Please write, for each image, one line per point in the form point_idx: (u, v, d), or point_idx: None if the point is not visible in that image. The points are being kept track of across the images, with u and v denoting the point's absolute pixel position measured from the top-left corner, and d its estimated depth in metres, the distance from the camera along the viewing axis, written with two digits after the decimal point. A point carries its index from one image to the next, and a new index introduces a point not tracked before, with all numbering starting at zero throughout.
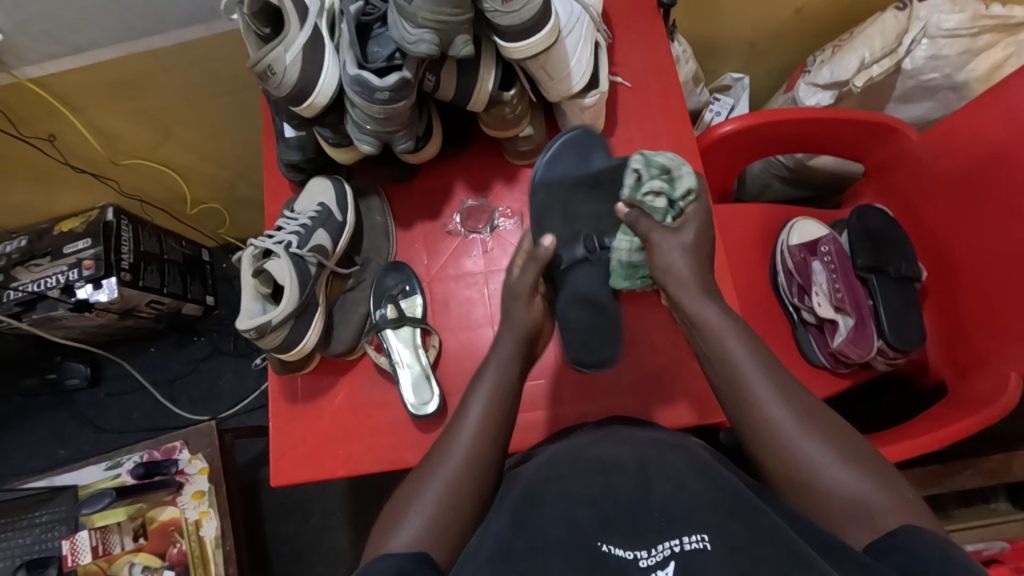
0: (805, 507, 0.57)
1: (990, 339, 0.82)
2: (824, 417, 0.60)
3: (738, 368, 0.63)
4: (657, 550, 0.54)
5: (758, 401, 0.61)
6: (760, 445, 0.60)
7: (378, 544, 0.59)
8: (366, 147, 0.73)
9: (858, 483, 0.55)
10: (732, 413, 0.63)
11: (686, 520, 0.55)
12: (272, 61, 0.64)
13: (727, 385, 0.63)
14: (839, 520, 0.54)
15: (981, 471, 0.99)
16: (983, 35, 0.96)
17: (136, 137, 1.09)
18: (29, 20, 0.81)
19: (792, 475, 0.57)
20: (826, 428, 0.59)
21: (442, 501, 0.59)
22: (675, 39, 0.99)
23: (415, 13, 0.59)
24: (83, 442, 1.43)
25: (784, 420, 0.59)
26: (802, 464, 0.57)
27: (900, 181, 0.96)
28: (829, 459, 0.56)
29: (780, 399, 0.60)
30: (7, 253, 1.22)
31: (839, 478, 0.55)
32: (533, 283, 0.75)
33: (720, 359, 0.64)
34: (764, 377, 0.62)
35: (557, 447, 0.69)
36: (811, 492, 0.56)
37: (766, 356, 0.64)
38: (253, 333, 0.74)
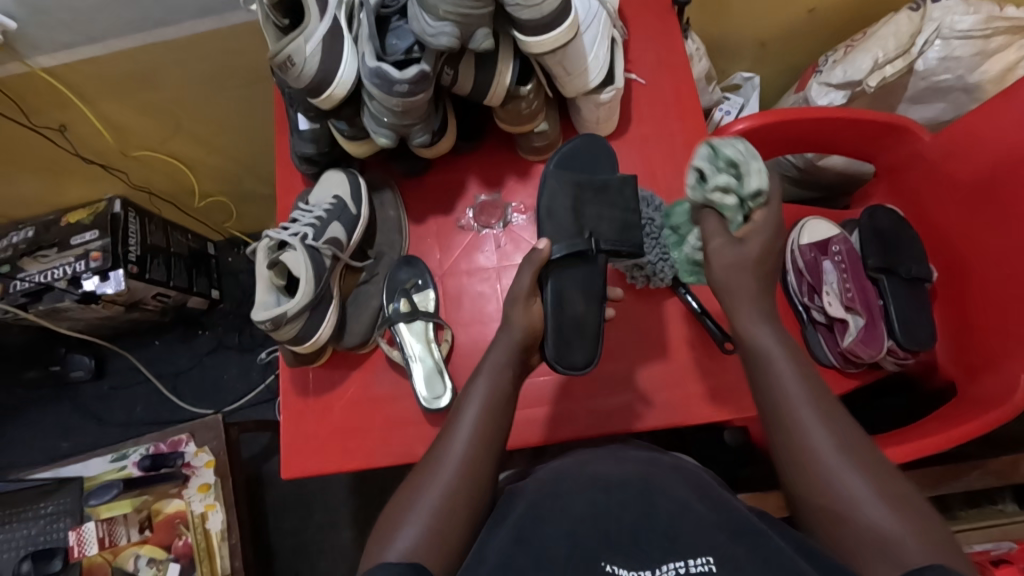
0: (829, 539, 0.53)
1: (1004, 342, 0.81)
2: (867, 452, 0.56)
3: (787, 396, 0.60)
4: (661, 571, 0.51)
5: (801, 432, 0.58)
6: (798, 477, 0.57)
7: (380, 541, 0.57)
8: (383, 140, 0.73)
9: (890, 521, 0.51)
10: (774, 445, 0.60)
11: (691, 542, 0.53)
12: (291, 52, 0.64)
13: (771, 413, 0.60)
14: (861, 557, 0.51)
15: (988, 473, 0.99)
16: (995, 37, 0.96)
17: (146, 128, 1.08)
18: (44, 9, 0.81)
19: (825, 503, 0.54)
20: (869, 463, 0.55)
21: (444, 498, 0.59)
22: (688, 37, 0.99)
23: (437, 6, 0.59)
24: (86, 435, 1.42)
25: (825, 451, 0.56)
26: (835, 497, 0.54)
27: (913, 183, 0.96)
28: (864, 494, 0.53)
29: (825, 428, 0.57)
30: (13, 244, 1.22)
31: (871, 515, 0.52)
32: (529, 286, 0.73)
33: (766, 387, 0.62)
34: (811, 408, 0.58)
35: (563, 465, 0.68)
36: (840, 521, 0.53)
37: (816, 389, 0.60)
38: (269, 325, 0.74)
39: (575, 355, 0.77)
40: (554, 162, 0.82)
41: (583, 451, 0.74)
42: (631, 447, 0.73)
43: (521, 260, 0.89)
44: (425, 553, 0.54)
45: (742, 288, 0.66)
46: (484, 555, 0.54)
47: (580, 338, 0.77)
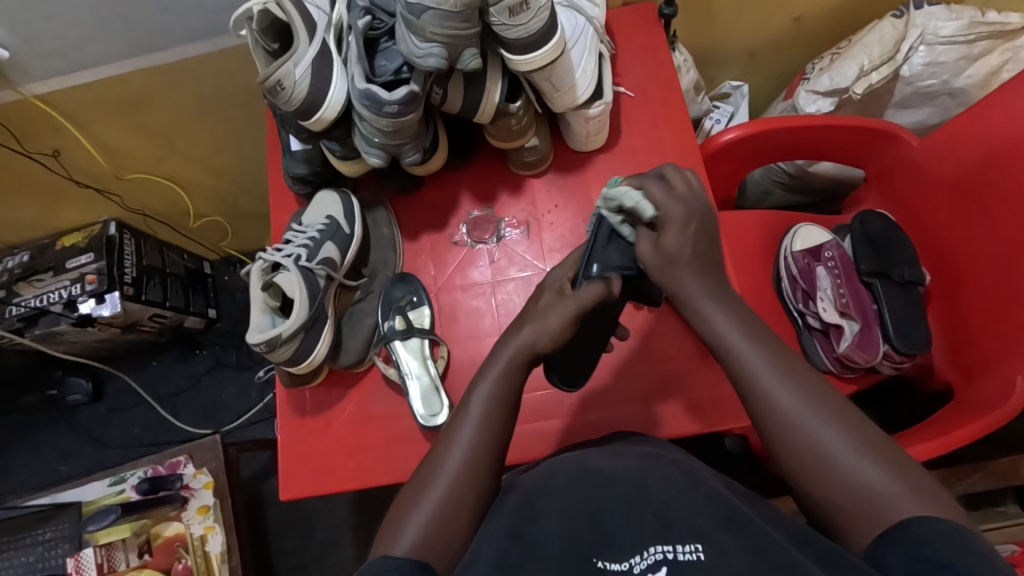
0: (820, 500, 0.55)
1: (998, 344, 0.81)
2: (841, 404, 0.57)
3: (748, 362, 0.61)
4: (647, 554, 0.52)
5: (768, 396, 0.58)
6: (775, 441, 0.58)
7: (380, 546, 0.58)
8: (374, 160, 0.74)
9: (874, 473, 0.52)
10: (746, 411, 0.61)
11: (680, 530, 0.53)
12: (281, 76, 0.65)
13: (738, 381, 0.61)
14: (848, 515, 0.52)
15: (986, 475, 1.00)
16: (979, 43, 0.97)
17: (139, 151, 1.09)
18: (36, 37, 0.82)
19: (811, 467, 0.55)
20: (845, 415, 0.56)
21: (442, 503, 0.59)
22: (676, 48, 1.00)
23: (424, 28, 0.59)
24: (84, 458, 1.42)
25: (797, 412, 0.57)
26: (816, 455, 0.55)
27: (902, 188, 0.97)
28: (845, 448, 0.54)
29: (792, 389, 0.58)
30: (9, 268, 1.22)
31: (856, 473, 0.53)
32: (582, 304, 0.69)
33: (729, 358, 0.63)
34: (776, 371, 0.59)
35: (558, 461, 0.68)
36: (829, 481, 0.54)
37: (782, 353, 0.61)
38: (264, 346, 0.75)
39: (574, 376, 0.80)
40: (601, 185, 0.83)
41: (591, 446, 0.73)
42: (631, 441, 0.72)
43: (516, 274, 0.90)
44: (426, 555, 0.55)
45: (681, 275, 0.68)
46: (479, 553, 0.54)
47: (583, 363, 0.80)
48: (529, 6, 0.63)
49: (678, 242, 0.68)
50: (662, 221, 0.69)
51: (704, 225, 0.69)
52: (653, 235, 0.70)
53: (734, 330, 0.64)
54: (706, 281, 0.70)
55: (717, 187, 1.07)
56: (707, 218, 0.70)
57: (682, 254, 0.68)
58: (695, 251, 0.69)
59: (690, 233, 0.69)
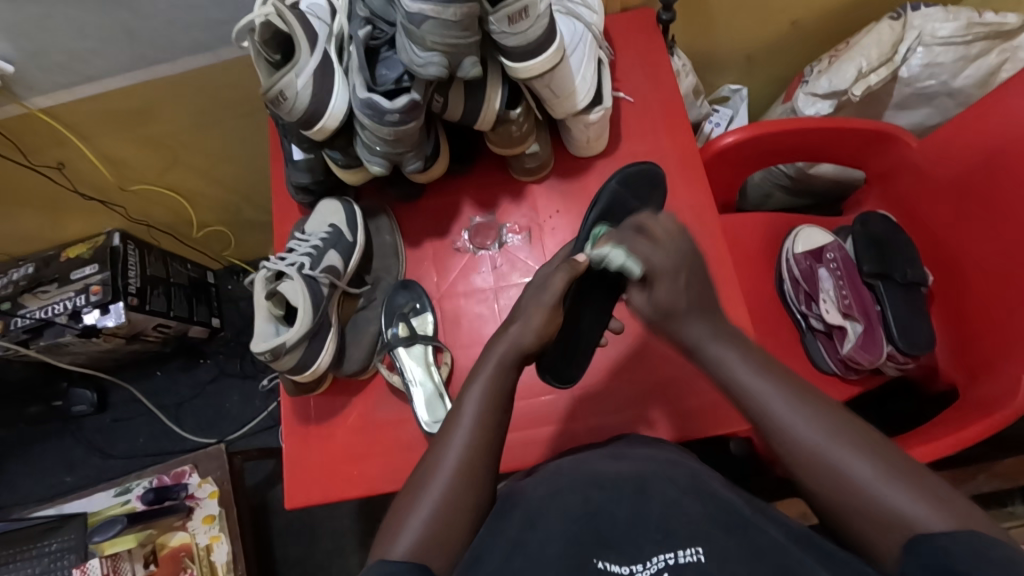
0: (858, 533, 0.53)
1: (1002, 343, 0.81)
2: (858, 428, 0.57)
3: (759, 395, 0.61)
4: (651, 562, 0.53)
5: (787, 430, 0.58)
6: (804, 476, 0.57)
7: (379, 548, 0.58)
8: (376, 168, 0.74)
9: (898, 494, 0.52)
10: (765, 442, 0.61)
11: (682, 533, 0.54)
12: (283, 86, 0.65)
13: (755, 418, 0.61)
14: (880, 542, 0.52)
15: (993, 476, 1.00)
16: (976, 43, 0.98)
17: (143, 162, 1.10)
18: (41, 51, 0.83)
19: (844, 500, 0.54)
20: (862, 437, 0.56)
21: (442, 504, 0.60)
22: (675, 54, 1.00)
23: (424, 37, 0.60)
24: (89, 468, 1.42)
25: (822, 445, 0.56)
26: (838, 480, 0.55)
27: (903, 189, 0.97)
28: (866, 474, 0.54)
29: (811, 422, 0.58)
30: (14, 280, 1.23)
31: (890, 501, 0.52)
32: (556, 293, 0.72)
33: (742, 390, 0.63)
34: (789, 401, 0.60)
35: (559, 465, 0.68)
36: (863, 513, 0.53)
37: (791, 381, 0.62)
38: (268, 355, 0.75)
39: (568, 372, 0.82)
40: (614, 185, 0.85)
41: (594, 448, 0.73)
42: (634, 443, 0.72)
43: (518, 280, 0.90)
44: (424, 556, 0.55)
45: (680, 324, 0.68)
46: (478, 555, 0.54)
47: (580, 357, 0.82)
48: (528, 14, 0.64)
49: (671, 295, 0.68)
50: (652, 276, 0.70)
51: (695, 275, 0.70)
52: (647, 292, 0.70)
53: (741, 362, 0.64)
54: (710, 300, 0.70)
55: (718, 191, 1.07)
56: (695, 264, 0.71)
57: (676, 307, 0.68)
58: (690, 299, 0.69)
59: (682, 285, 0.69)
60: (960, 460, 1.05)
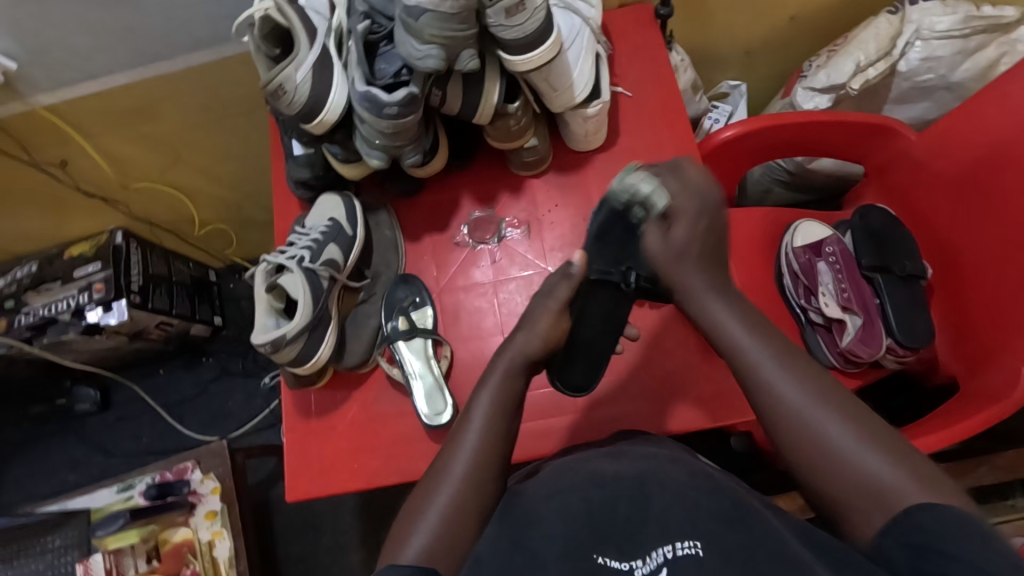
0: (827, 490, 0.55)
1: (1001, 335, 0.81)
2: (845, 399, 0.58)
3: (752, 357, 0.63)
4: (651, 557, 0.53)
5: (769, 389, 0.61)
6: (780, 434, 0.59)
7: (390, 554, 0.59)
8: (375, 162, 0.74)
9: (874, 462, 0.54)
10: (751, 405, 0.63)
11: (679, 526, 0.54)
12: (282, 80, 0.66)
13: (742, 376, 0.63)
14: (849, 503, 0.54)
15: (995, 469, 1.00)
16: (975, 37, 0.98)
17: (145, 160, 1.10)
18: (43, 49, 0.84)
19: (817, 458, 0.56)
20: (847, 408, 0.58)
21: (446, 506, 0.61)
22: (673, 49, 1.00)
23: (421, 30, 0.60)
24: (92, 466, 1.43)
25: (801, 405, 0.58)
26: (818, 445, 0.56)
27: (903, 182, 0.97)
28: (841, 436, 0.56)
29: (794, 382, 0.60)
30: (18, 279, 1.24)
31: (863, 464, 0.54)
32: (560, 299, 0.76)
33: (735, 355, 0.64)
34: (780, 367, 0.61)
35: (561, 462, 0.68)
36: (834, 471, 0.55)
37: (784, 350, 0.63)
38: (268, 348, 0.76)
39: (575, 376, 0.83)
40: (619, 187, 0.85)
41: (595, 446, 0.73)
42: (634, 441, 0.72)
43: (517, 274, 0.90)
44: (436, 559, 0.57)
45: (685, 270, 0.71)
46: (484, 553, 0.55)
47: (587, 362, 0.83)
48: (525, 7, 0.64)
49: (687, 236, 0.71)
50: (672, 213, 0.72)
51: (713, 222, 0.72)
52: (663, 228, 0.72)
53: (740, 328, 0.65)
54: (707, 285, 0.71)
55: (716, 187, 1.08)
56: (716, 216, 0.72)
57: (688, 247, 0.71)
58: (702, 249, 0.71)
59: (700, 227, 0.71)
60: (962, 453, 1.05)
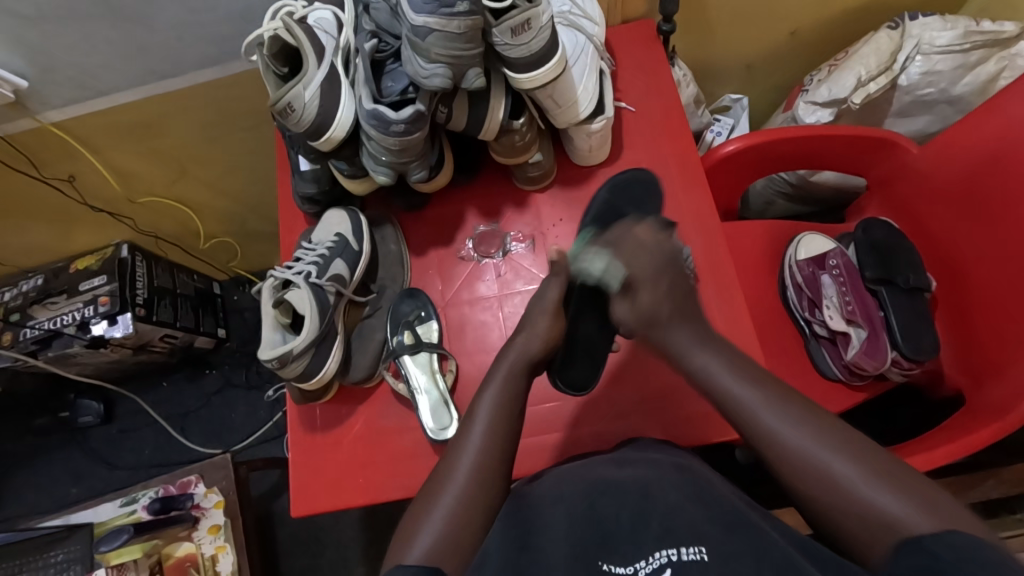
0: (845, 527, 0.55)
1: (1007, 348, 0.81)
2: (845, 434, 0.59)
3: (747, 406, 0.63)
4: (653, 558, 0.53)
5: (771, 435, 0.61)
6: (790, 479, 0.59)
7: (391, 557, 0.59)
8: (382, 178, 0.75)
9: (884, 496, 0.53)
10: (754, 450, 0.63)
11: (683, 532, 0.54)
12: (291, 99, 0.67)
13: (742, 424, 0.64)
14: (868, 538, 0.53)
15: (1002, 482, 0.99)
16: (975, 51, 0.99)
17: (152, 175, 1.11)
18: (54, 67, 0.85)
19: (833, 500, 0.56)
20: (849, 444, 0.58)
21: (449, 515, 0.60)
22: (674, 64, 1.01)
23: (429, 50, 0.61)
24: (95, 479, 1.43)
25: (804, 449, 0.59)
26: (825, 483, 0.57)
27: (905, 196, 0.98)
28: (851, 474, 0.56)
29: (794, 425, 0.60)
30: (24, 292, 1.24)
31: (874, 500, 0.54)
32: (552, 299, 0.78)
33: (729, 403, 0.65)
34: (774, 410, 0.62)
35: (564, 470, 0.68)
36: (849, 510, 0.55)
37: (779, 391, 0.64)
38: (276, 362, 0.76)
39: (578, 375, 0.82)
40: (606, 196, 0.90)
41: (599, 454, 0.73)
42: (636, 449, 0.71)
43: (522, 288, 0.91)
44: (436, 560, 0.56)
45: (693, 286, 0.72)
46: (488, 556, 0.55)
47: (587, 361, 0.83)
48: (531, 26, 0.65)
49: (653, 300, 0.73)
50: (634, 282, 0.75)
51: (676, 282, 0.75)
52: (629, 300, 0.75)
53: (728, 373, 0.66)
54: (687, 309, 0.74)
55: (719, 200, 1.08)
56: (677, 271, 0.76)
57: (658, 313, 0.73)
58: (673, 308, 0.73)
59: (662, 291, 0.74)
60: (969, 467, 1.05)
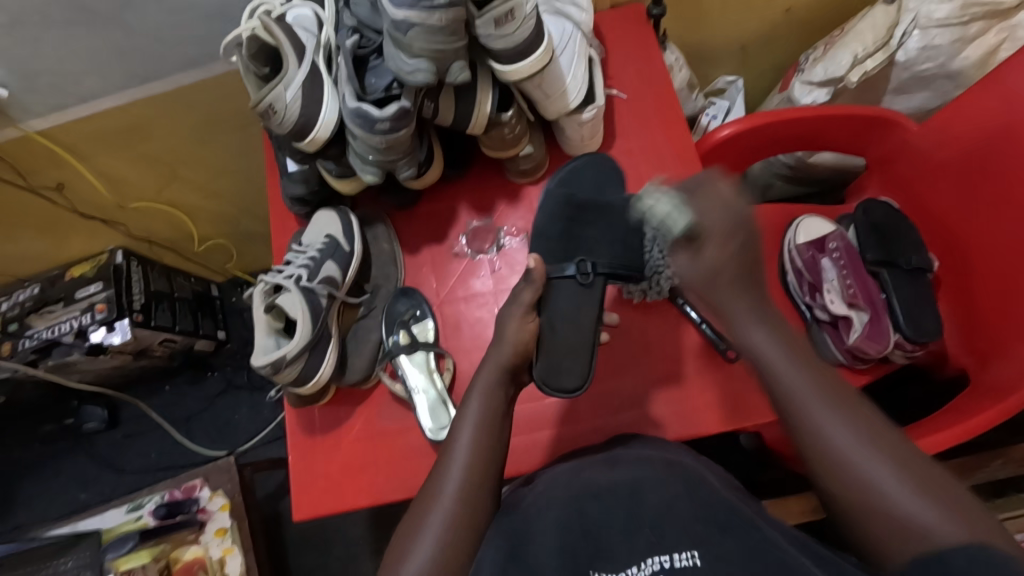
0: (873, 526, 0.54)
1: (1011, 328, 0.80)
2: (885, 437, 0.58)
3: (795, 392, 0.61)
4: (645, 564, 0.52)
5: (813, 428, 0.59)
6: (824, 473, 0.58)
7: (392, 565, 0.60)
8: (370, 177, 0.74)
9: (920, 506, 0.53)
10: (792, 442, 0.62)
11: (676, 534, 0.54)
12: (272, 100, 0.66)
13: (785, 411, 0.62)
14: (897, 544, 0.53)
15: (1010, 462, 0.99)
16: (974, 23, 0.95)
17: (142, 180, 1.10)
18: (34, 74, 0.84)
19: (868, 505, 0.55)
20: (889, 448, 0.57)
21: (447, 523, 0.60)
22: (666, 48, 0.99)
23: (410, 44, 0.60)
24: (102, 485, 1.43)
25: (846, 445, 0.57)
26: (861, 484, 0.56)
27: (904, 174, 0.96)
28: (889, 480, 0.55)
29: (836, 417, 0.59)
30: (20, 302, 1.23)
31: (912, 510, 0.53)
32: (526, 303, 0.75)
33: (770, 384, 0.63)
34: (823, 404, 0.60)
35: (559, 470, 0.66)
36: (884, 516, 0.54)
37: (835, 392, 0.61)
38: (269, 369, 0.75)
39: (564, 377, 0.77)
40: (553, 184, 0.88)
41: (599, 451, 0.72)
42: (633, 446, 0.70)
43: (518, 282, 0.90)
44: None
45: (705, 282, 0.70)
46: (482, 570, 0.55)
47: (572, 359, 0.78)
48: (515, 16, 0.63)
49: (717, 258, 0.67)
50: (701, 235, 0.68)
51: (746, 241, 0.67)
52: (692, 251, 0.68)
53: (779, 356, 0.63)
54: (754, 279, 0.68)
55: None
56: (751, 231, 0.68)
57: (711, 270, 0.67)
58: (734, 266, 0.67)
59: (730, 250, 0.67)
60: (975, 448, 1.04)
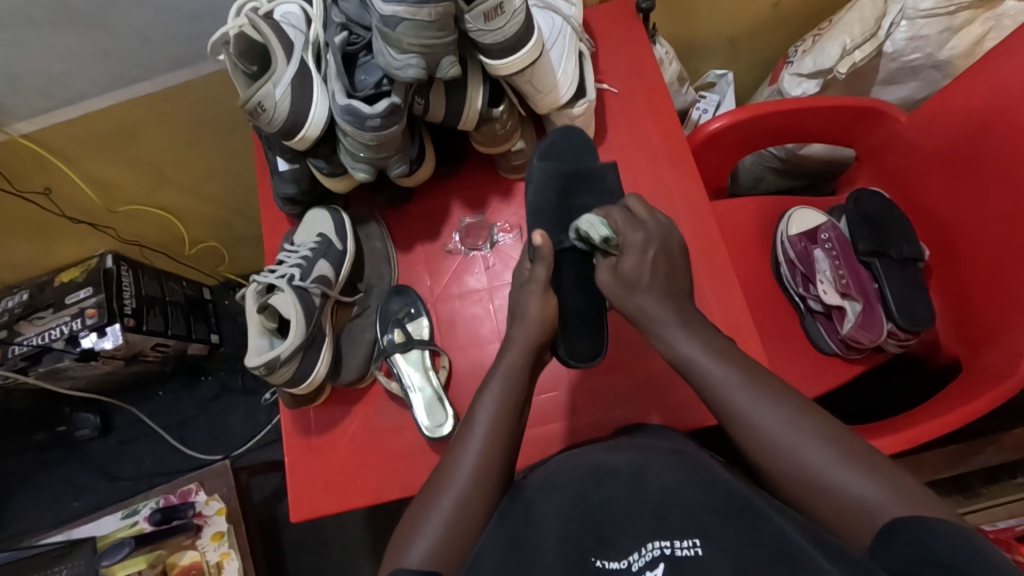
0: (816, 507, 0.54)
1: (1002, 314, 0.80)
2: (817, 418, 0.57)
3: (719, 385, 0.62)
4: (645, 550, 0.52)
5: (744, 418, 0.59)
6: (763, 460, 0.58)
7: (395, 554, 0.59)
8: (361, 174, 0.73)
9: (857, 481, 0.52)
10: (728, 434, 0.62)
11: (677, 524, 0.53)
12: (262, 97, 0.65)
13: (716, 406, 0.62)
14: (841, 521, 0.52)
15: (1004, 448, 0.99)
16: (960, 13, 0.95)
17: (130, 183, 1.09)
18: (18, 77, 0.83)
19: (808, 486, 0.54)
20: (823, 429, 0.56)
21: (451, 518, 0.59)
22: (657, 42, 1.00)
23: (400, 40, 0.59)
24: (97, 492, 1.41)
25: (777, 431, 0.57)
26: (798, 468, 0.55)
27: (894, 164, 0.97)
28: (826, 461, 0.54)
29: (767, 404, 0.59)
30: (9, 308, 1.22)
31: (850, 486, 0.52)
32: (541, 280, 0.74)
33: (700, 381, 0.64)
34: (748, 391, 0.60)
35: (562, 458, 0.68)
36: (822, 495, 0.53)
37: (756, 375, 0.62)
38: (263, 369, 0.75)
39: (583, 346, 0.78)
40: (539, 157, 0.83)
41: (599, 442, 0.72)
42: (640, 435, 0.70)
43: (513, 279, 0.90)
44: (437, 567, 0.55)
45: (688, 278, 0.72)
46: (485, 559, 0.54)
47: (589, 332, 0.79)
48: (504, 10, 0.63)
49: (638, 264, 0.71)
50: (620, 246, 0.72)
51: (664, 245, 0.72)
52: (613, 263, 0.72)
53: (700, 352, 0.65)
54: (675, 286, 0.72)
55: (708, 179, 1.07)
56: (669, 241, 0.73)
57: (641, 277, 0.71)
58: (655, 276, 0.71)
59: (650, 256, 0.71)
60: (969, 435, 1.05)
